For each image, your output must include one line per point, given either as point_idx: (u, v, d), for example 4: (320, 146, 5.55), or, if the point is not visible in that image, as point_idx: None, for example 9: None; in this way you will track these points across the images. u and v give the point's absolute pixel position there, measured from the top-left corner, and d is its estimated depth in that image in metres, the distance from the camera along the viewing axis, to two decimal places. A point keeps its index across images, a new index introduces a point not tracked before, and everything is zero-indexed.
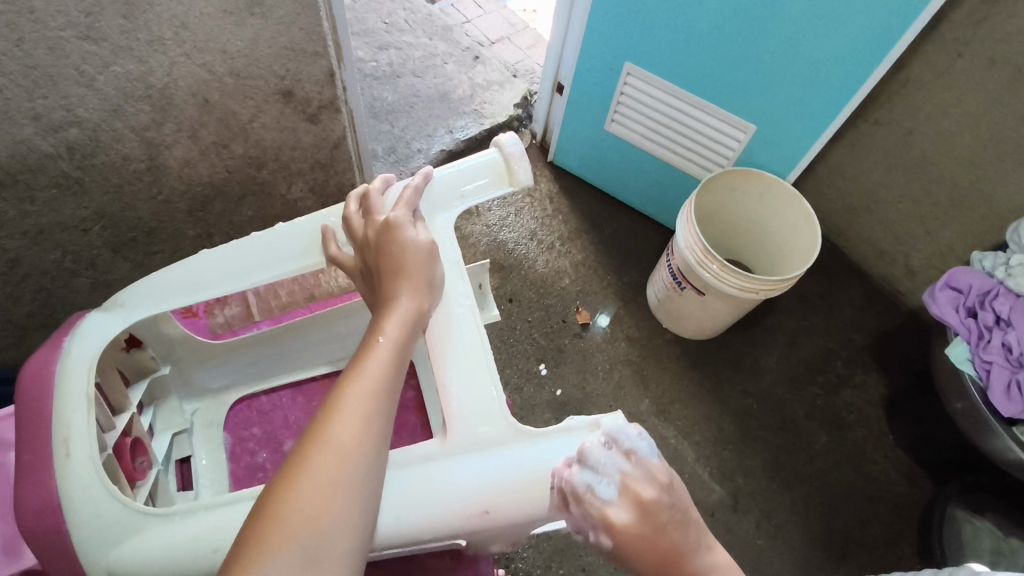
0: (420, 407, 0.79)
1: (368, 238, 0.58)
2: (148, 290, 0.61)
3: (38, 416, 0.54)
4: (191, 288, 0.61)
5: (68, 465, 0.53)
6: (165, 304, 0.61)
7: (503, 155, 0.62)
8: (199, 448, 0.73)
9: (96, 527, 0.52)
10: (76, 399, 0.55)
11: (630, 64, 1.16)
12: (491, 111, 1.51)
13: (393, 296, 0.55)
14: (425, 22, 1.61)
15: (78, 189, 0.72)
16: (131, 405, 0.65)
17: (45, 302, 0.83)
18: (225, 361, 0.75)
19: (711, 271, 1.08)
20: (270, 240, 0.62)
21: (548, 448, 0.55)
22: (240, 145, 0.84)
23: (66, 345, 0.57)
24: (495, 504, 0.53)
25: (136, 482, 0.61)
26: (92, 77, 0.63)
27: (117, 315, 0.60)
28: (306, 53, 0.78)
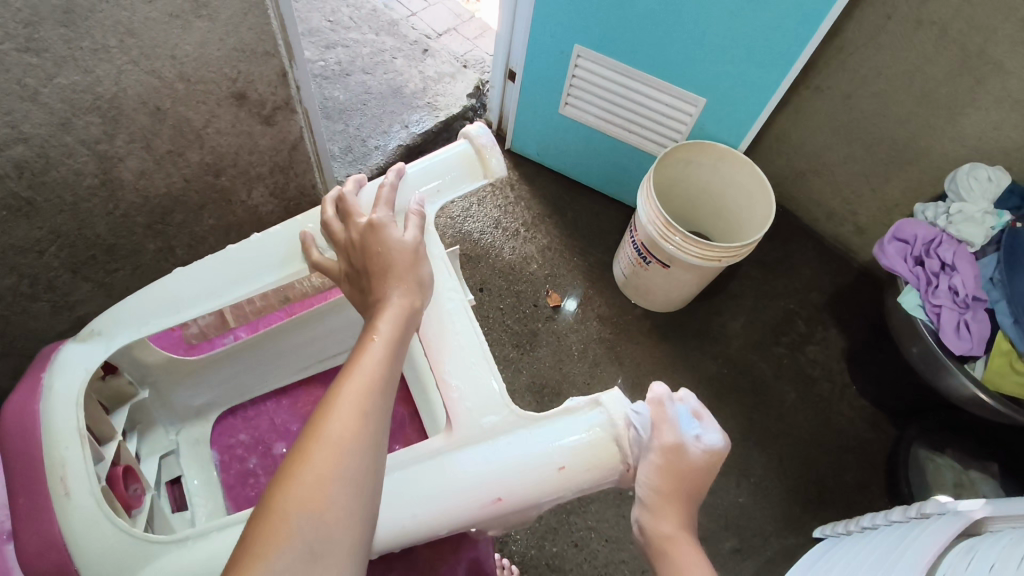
0: (407, 398, 0.80)
1: (352, 241, 0.58)
2: (127, 314, 0.60)
3: (28, 458, 0.52)
4: (171, 305, 0.60)
5: (68, 502, 0.51)
6: (144, 328, 0.59)
7: (474, 146, 0.63)
8: (189, 467, 0.72)
9: (100, 559, 0.50)
10: (69, 435, 0.53)
11: (579, 46, 1.18)
12: (445, 103, 1.51)
13: (384, 296, 0.55)
14: (370, 18, 1.60)
15: (31, 209, 0.70)
16: (116, 432, 0.62)
17: (3, 331, 0.80)
18: (207, 378, 0.73)
19: (675, 242, 1.10)
20: (249, 251, 0.61)
21: (549, 431, 0.56)
22: (196, 152, 0.82)
23: (46, 380, 0.55)
24: (505, 490, 0.54)
25: (133, 510, 0.59)
26: (36, 91, 0.61)
27: (96, 344, 0.59)
28: (257, 53, 0.77)
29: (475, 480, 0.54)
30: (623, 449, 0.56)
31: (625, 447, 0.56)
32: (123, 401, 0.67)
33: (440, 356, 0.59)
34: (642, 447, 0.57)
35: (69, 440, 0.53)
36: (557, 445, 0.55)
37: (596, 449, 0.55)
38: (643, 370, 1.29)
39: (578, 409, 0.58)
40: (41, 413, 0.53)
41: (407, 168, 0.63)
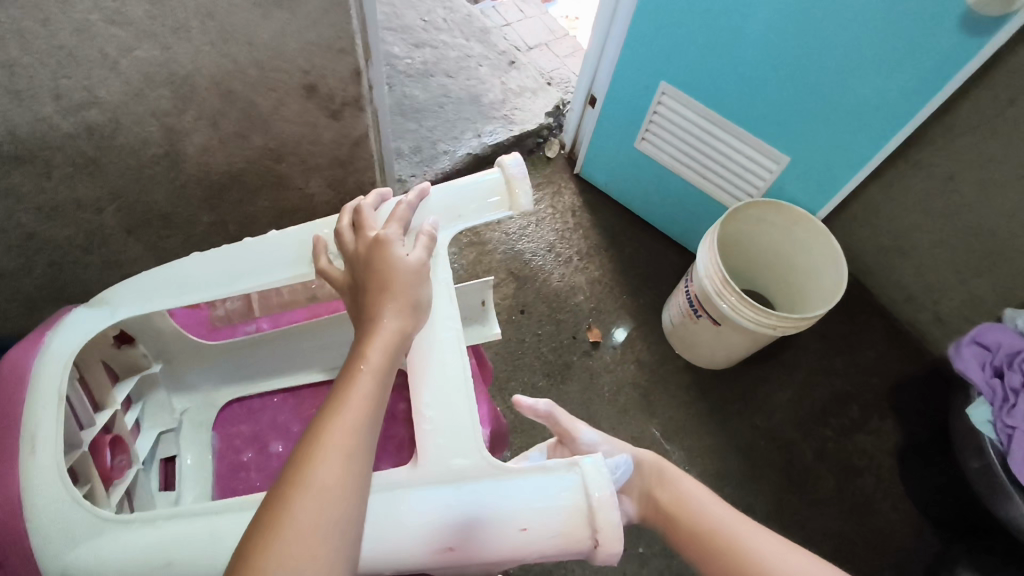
0: (410, 419, 0.77)
1: (358, 253, 0.56)
2: (136, 289, 0.61)
3: (9, 408, 0.53)
4: (177, 288, 0.60)
5: (31, 461, 0.51)
6: (150, 305, 0.60)
7: (505, 176, 0.61)
8: (186, 448, 0.72)
9: (47, 530, 0.49)
10: (47, 395, 0.54)
11: (665, 83, 1.14)
12: (521, 118, 1.49)
13: (376, 315, 0.53)
14: (463, 23, 1.61)
15: (95, 168, 0.72)
16: (115, 401, 0.65)
17: (55, 277, 0.83)
18: (214, 362, 0.74)
19: (728, 302, 1.05)
20: (262, 248, 0.61)
21: (518, 487, 0.49)
22: (260, 137, 0.83)
23: (46, 340, 0.57)
24: (459, 541, 0.47)
25: (113, 482, 0.61)
26: (115, 60, 0.62)
27: (103, 311, 0.60)
28: (333, 49, 0.77)
29: (426, 523, 0.47)
30: (594, 526, 0.47)
31: (597, 522, 0.47)
32: (135, 372, 0.70)
33: (418, 385, 0.52)
34: (622, 528, 0.47)
35: (43, 403, 0.54)
36: (523, 502, 0.48)
37: (565, 520, 0.47)
38: (674, 425, 1.23)
39: (556, 470, 0.49)
40: (33, 370, 0.55)
41: (431, 188, 0.61)
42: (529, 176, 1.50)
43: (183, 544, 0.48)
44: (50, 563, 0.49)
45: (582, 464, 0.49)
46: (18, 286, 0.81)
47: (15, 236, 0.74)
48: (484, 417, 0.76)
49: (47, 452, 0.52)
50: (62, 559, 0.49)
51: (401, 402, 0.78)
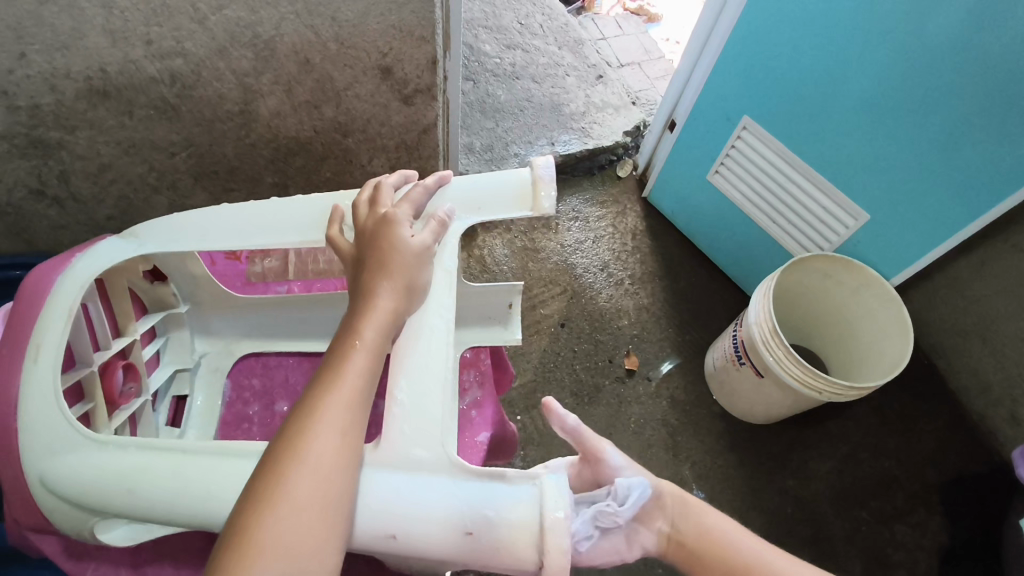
0: None
1: (366, 228, 0.59)
2: (162, 228, 0.65)
3: (26, 314, 0.57)
4: (198, 235, 0.64)
5: (33, 368, 0.55)
6: (172, 246, 0.64)
7: (533, 177, 0.62)
8: (198, 389, 0.76)
9: (38, 433, 0.54)
10: (61, 310, 0.58)
11: (747, 118, 1.10)
12: (598, 133, 1.47)
13: (372, 291, 0.54)
14: (559, 32, 1.62)
15: (173, 115, 0.77)
16: (135, 331, 0.69)
17: (125, 210, 0.89)
18: (241, 313, 0.78)
19: (774, 355, 0.99)
20: (285, 208, 0.63)
21: (473, 491, 0.47)
22: (331, 109, 0.86)
23: (73, 260, 0.60)
24: (404, 531, 0.46)
25: (117, 406, 0.66)
26: (204, 16, 0.66)
27: (129, 244, 0.64)
28: (413, 36, 0.78)
29: (375, 508, 0.47)
30: (540, 548, 0.45)
31: (546, 544, 0.45)
32: (163, 308, 0.75)
33: (399, 365, 0.52)
34: (572, 555, 0.45)
35: (55, 317, 0.57)
36: (476, 507, 0.47)
37: (514, 534, 0.46)
38: (697, 471, 1.17)
39: (515, 480, 0.48)
40: (54, 284, 0.58)
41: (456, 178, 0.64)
42: (595, 191, 1.48)
43: (145, 474, 0.50)
44: (33, 468, 0.53)
45: (545, 478, 0.48)
46: (91, 212, 0.87)
47: (94, 164, 0.80)
48: (485, 420, 0.77)
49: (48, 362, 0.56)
50: (40, 464, 0.53)
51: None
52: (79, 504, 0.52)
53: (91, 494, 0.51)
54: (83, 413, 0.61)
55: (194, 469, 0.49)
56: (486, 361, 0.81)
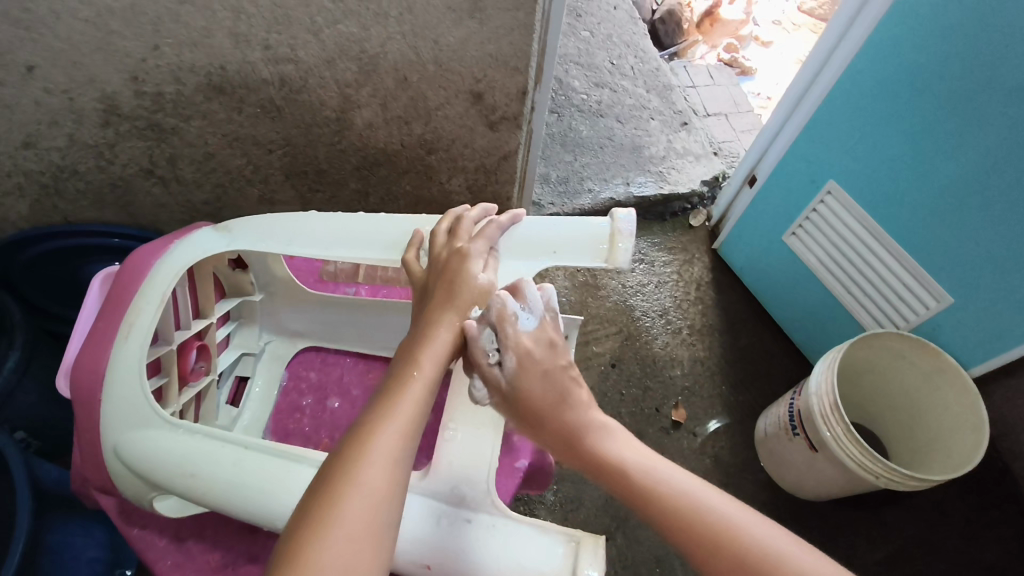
0: None
1: (442, 259, 0.62)
2: (253, 227, 0.68)
3: (124, 296, 0.62)
4: (286, 239, 0.67)
5: (122, 345, 0.60)
6: (258, 245, 0.67)
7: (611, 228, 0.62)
8: (259, 374, 0.80)
9: (116, 406, 0.58)
10: (154, 296, 0.62)
11: (833, 182, 1.07)
12: (675, 179, 1.47)
13: (437, 325, 0.58)
14: (649, 76, 1.63)
15: (277, 115, 0.83)
16: (213, 315, 0.74)
17: (219, 197, 0.95)
18: (307, 309, 0.81)
19: (832, 432, 0.94)
20: (371, 225, 0.67)
21: (510, 536, 0.52)
22: (420, 126, 0.90)
23: (171, 248, 0.65)
24: (438, 562, 0.51)
25: (188, 381, 0.70)
26: (320, 28, 0.72)
27: (222, 237, 0.67)
28: (508, 66, 0.82)
29: (419, 531, 0.52)
30: None
31: None
32: (239, 295, 0.79)
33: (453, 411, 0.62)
34: None
35: (147, 300, 0.62)
36: (510, 554, 0.51)
37: None
38: None
39: (550, 533, 0.51)
40: (152, 271, 0.63)
41: (530, 217, 0.66)
42: (664, 237, 1.47)
43: (208, 463, 0.54)
44: (109, 435, 0.58)
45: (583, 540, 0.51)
46: (189, 196, 0.94)
47: (200, 152, 0.86)
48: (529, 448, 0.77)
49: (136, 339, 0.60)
50: (116, 435, 0.58)
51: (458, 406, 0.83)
52: (144, 476, 0.57)
53: (157, 470, 0.56)
54: (158, 387, 0.65)
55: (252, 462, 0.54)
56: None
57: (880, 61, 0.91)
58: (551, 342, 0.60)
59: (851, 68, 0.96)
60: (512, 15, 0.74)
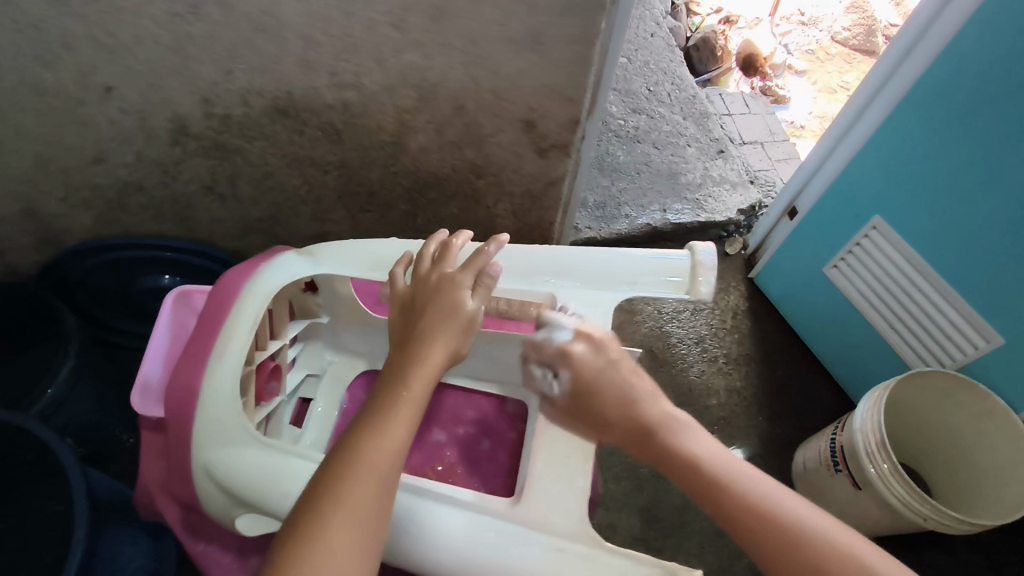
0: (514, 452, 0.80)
1: (428, 278, 0.62)
2: (340, 252, 0.72)
3: (219, 314, 0.65)
4: (372, 262, 0.71)
5: (218, 362, 0.63)
6: (350, 267, 0.71)
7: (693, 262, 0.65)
8: (321, 395, 0.82)
9: (206, 426, 0.61)
10: (248, 316, 0.66)
11: (879, 218, 1.06)
12: (712, 207, 1.47)
13: (428, 334, 0.57)
14: (686, 103, 1.64)
15: (337, 138, 0.85)
16: (287, 336, 0.76)
17: (272, 214, 0.97)
18: (369, 331, 0.82)
19: (877, 470, 0.93)
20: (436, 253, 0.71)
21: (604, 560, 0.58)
22: (472, 152, 0.91)
23: (260, 269, 0.68)
24: None
25: (261, 401, 0.71)
26: (385, 57, 0.74)
27: (307, 262, 0.71)
28: (562, 96, 0.83)
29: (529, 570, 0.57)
30: None
31: None
32: (308, 317, 0.82)
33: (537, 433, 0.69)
34: None
35: (237, 323, 0.65)
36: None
37: None
38: None
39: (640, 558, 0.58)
40: (241, 295, 0.66)
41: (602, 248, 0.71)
42: None
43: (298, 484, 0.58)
44: (198, 454, 0.61)
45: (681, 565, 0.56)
46: (244, 212, 0.96)
47: (259, 171, 0.88)
48: None
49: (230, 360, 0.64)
50: (208, 449, 0.61)
51: (510, 431, 0.82)
52: (234, 496, 0.60)
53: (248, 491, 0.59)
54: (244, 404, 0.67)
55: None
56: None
57: (931, 103, 0.92)
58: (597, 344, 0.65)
59: (899, 109, 0.97)
60: (572, 48, 0.75)
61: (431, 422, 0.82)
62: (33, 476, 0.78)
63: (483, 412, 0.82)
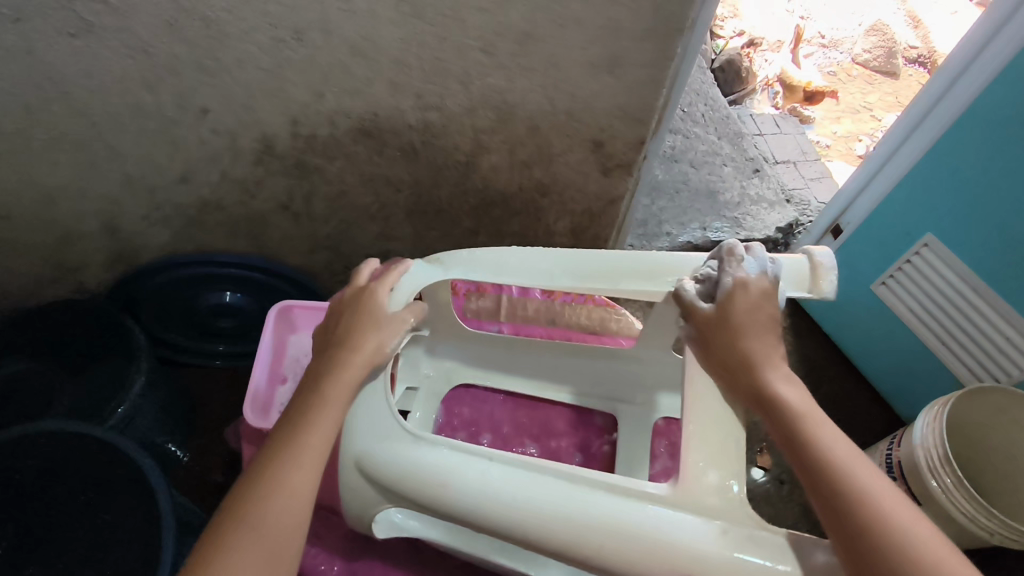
0: (607, 465, 0.79)
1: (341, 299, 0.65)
2: (462, 258, 0.69)
3: None
4: (495, 267, 0.67)
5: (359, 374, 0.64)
6: (474, 272, 0.68)
7: (810, 263, 0.61)
8: (418, 405, 0.81)
9: (361, 420, 0.60)
10: None
11: (930, 235, 1.10)
12: (751, 225, 1.49)
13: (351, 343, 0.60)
14: (720, 123, 1.68)
15: (413, 156, 0.87)
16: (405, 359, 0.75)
17: (340, 232, 0.99)
18: (463, 345, 0.83)
19: (941, 484, 0.93)
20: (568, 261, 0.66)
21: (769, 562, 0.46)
22: (540, 171, 0.93)
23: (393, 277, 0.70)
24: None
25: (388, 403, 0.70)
26: (470, 80, 0.76)
27: (436, 268, 0.69)
28: (633, 118, 0.85)
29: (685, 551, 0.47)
30: None
31: None
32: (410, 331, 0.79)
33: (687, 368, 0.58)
34: None
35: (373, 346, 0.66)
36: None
37: None
38: None
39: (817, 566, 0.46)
40: None
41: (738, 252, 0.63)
42: None
43: (457, 475, 0.54)
44: (348, 446, 0.59)
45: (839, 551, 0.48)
46: (313, 230, 0.98)
47: (334, 190, 0.90)
48: None
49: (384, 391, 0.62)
50: (359, 446, 0.59)
51: (601, 446, 0.81)
52: (389, 484, 0.57)
53: (405, 480, 0.55)
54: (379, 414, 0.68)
55: (507, 482, 0.53)
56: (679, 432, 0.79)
57: (981, 123, 0.97)
58: (766, 292, 0.57)
59: (950, 131, 1.02)
60: (647, 71, 0.78)
61: (523, 435, 0.83)
62: (127, 488, 0.80)
63: (576, 425, 0.82)
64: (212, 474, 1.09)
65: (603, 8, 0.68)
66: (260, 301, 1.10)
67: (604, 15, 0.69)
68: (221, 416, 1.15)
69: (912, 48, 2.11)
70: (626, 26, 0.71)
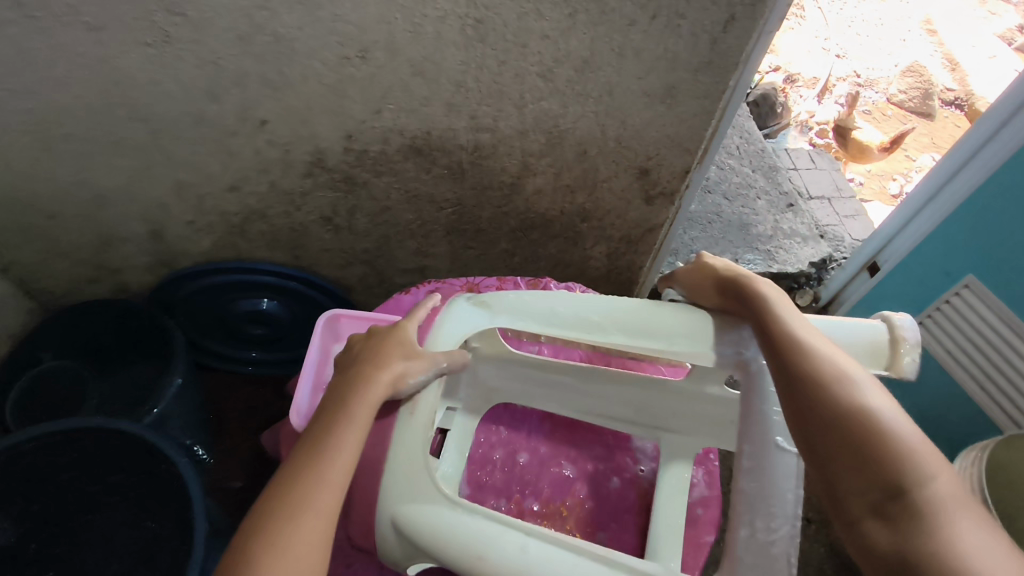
0: (643, 492, 0.82)
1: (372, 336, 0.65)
2: (510, 303, 0.65)
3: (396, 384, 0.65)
4: (544, 314, 0.64)
5: (408, 421, 0.61)
6: (523, 322, 0.64)
7: (891, 333, 0.58)
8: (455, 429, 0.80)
9: (397, 479, 0.59)
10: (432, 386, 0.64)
11: (971, 276, 1.09)
12: (784, 259, 1.48)
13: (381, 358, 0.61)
14: (755, 156, 1.67)
15: (461, 176, 0.87)
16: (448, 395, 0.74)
17: (380, 245, 1.00)
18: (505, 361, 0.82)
19: None
20: (611, 312, 0.63)
21: None
22: (583, 196, 0.94)
23: (439, 322, 0.66)
24: None
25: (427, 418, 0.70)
26: (525, 104, 0.77)
27: (484, 313, 0.66)
28: (680, 148, 0.85)
29: None
30: None
31: None
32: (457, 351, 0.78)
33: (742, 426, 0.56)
34: None
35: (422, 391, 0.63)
36: None
37: None
38: None
39: None
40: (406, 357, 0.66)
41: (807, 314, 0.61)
42: None
43: (493, 550, 0.53)
44: (385, 506, 0.58)
45: None
46: (353, 243, 0.98)
47: (379, 206, 0.91)
48: (711, 523, 0.79)
49: (419, 420, 0.62)
50: (396, 505, 0.58)
51: (636, 469, 0.84)
52: (423, 548, 0.56)
53: (440, 548, 0.55)
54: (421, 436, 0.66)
55: (544, 562, 0.51)
56: (716, 462, 0.82)
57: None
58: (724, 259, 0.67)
59: (997, 174, 1.03)
60: (700, 103, 0.78)
61: (559, 456, 0.85)
62: (160, 493, 0.80)
63: (613, 449, 0.85)
64: (232, 481, 1.08)
65: (663, 39, 0.69)
66: (293, 309, 1.11)
67: (662, 46, 0.70)
68: (245, 422, 1.15)
69: (949, 90, 2.04)
70: (684, 57, 0.71)
